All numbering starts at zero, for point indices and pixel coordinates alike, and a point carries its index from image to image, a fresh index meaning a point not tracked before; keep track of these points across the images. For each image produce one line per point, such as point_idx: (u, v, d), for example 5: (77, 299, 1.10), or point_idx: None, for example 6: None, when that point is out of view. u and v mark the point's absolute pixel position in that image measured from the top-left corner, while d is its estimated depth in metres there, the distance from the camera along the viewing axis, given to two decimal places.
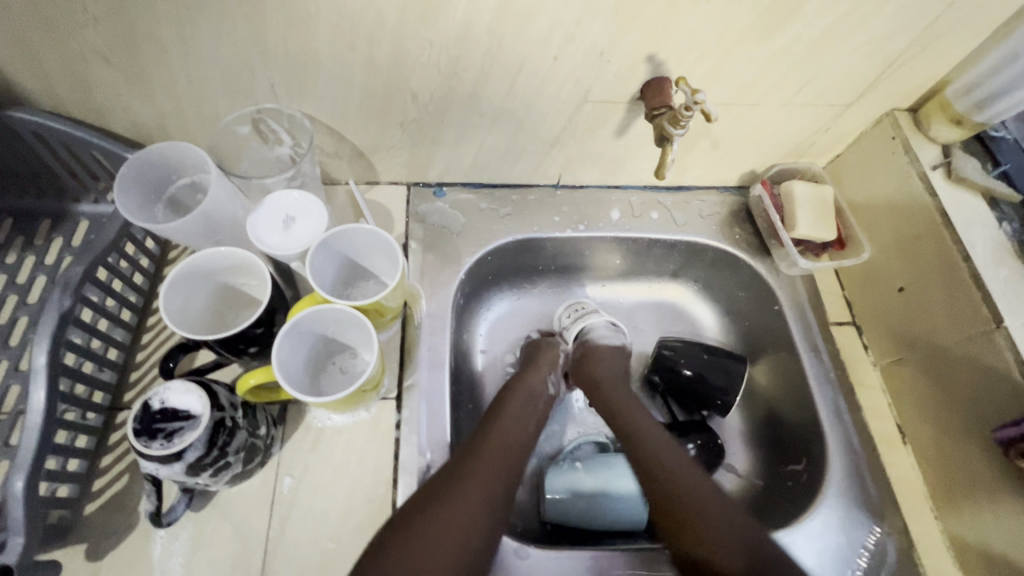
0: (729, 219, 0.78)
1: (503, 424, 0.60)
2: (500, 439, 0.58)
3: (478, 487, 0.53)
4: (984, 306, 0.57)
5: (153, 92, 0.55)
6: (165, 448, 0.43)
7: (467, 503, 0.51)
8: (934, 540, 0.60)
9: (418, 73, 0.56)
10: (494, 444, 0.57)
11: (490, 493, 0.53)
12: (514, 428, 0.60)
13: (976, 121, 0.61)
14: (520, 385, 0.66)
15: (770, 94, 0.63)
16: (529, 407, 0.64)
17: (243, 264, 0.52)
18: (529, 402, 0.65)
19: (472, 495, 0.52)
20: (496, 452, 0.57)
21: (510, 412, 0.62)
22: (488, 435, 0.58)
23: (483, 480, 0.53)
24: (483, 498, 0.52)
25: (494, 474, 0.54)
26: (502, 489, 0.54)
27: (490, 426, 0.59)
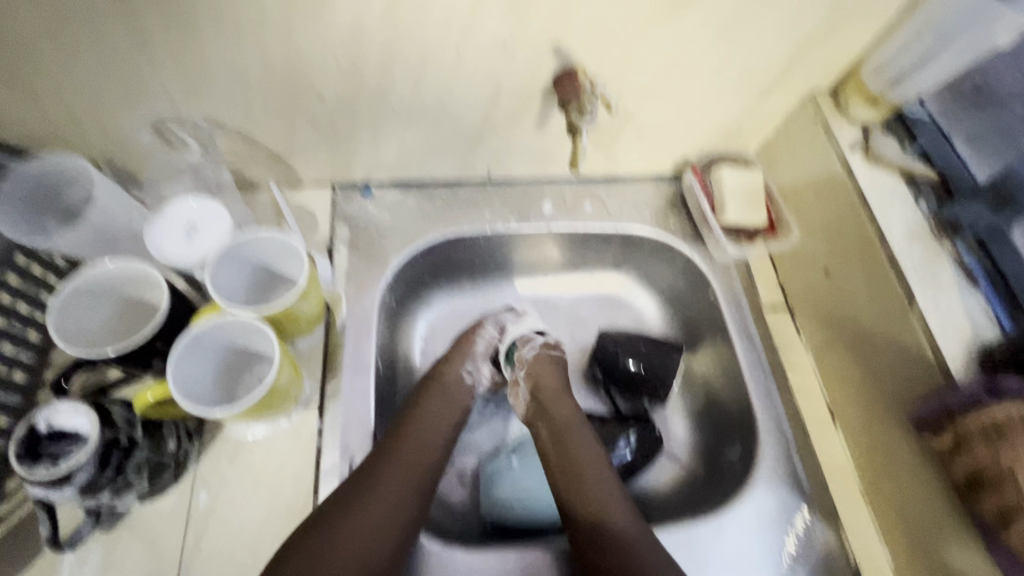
0: (664, 207, 0.77)
1: (413, 429, 0.60)
2: (407, 449, 0.57)
3: (378, 508, 0.52)
4: (899, 284, 0.56)
5: (43, 102, 0.53)
6: (49, 473, 0.41)
7: (363, 527, 0.51)
8: (861, 520, 0.60)
9: (317, 71, 0.54)
10: (398, 458, 0.56)
11: (395, 505, 0.53)
12: (425, 437, 0.60)
13: (890, 99, 0.62)
14: (437, 386, 0.65)
15: (687, 79, 0.62)
16: (449, 403, 0.64)
17: (136, 274, 0.51)
18: (446, 401, 0.64)
19: (368, 518, 0.51)
20: (401, 466, 0.56)
21: (421, 419, 0.61)
22: (394, 448, 0.57)
23: (384, 496, 0.53)
24: (388, 515, 0.52)
25: (398, 490, 0.54)
26: (410, 500, 0.54)
27: (399, 437, 0.58)
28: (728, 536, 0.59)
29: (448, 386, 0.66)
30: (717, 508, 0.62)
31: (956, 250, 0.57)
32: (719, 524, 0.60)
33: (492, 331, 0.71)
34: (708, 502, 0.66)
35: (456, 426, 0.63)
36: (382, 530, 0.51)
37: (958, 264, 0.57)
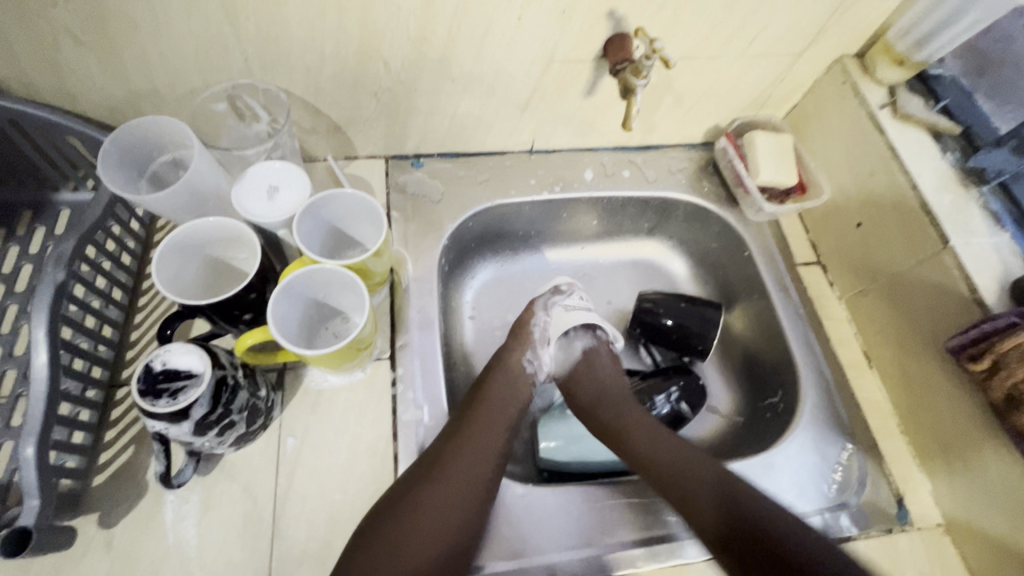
0: (697, 173, 0.81)
1: (481, 414, 0.59)
2: (473, 436, 0.57)
3: (446, 495, 0.53)
4: (932, 229, 0.61)
5: (129, 72, 0.56)
6: (171, 405, 0.44)
7: (433, 513, 0.52)
8: (899, 451, 0.65)
9: (389, 40, 0.58)
10: (464, 446, 0.56)
11: (471, 478, 0.55)
12: (496, 411, 0.61)
13: (916, 61, 0.66)
14: (500, 371, 0.65)
15: (727, 45, 0.66)
16: (512, 387, 0.64)
17: (235, 236, 0.54)
18: (512, 385, 0.64)
19: (438, 505, 0.52)
20: (467, 453, 0.56)
21: (486, 404, 0.61)
22: (459, 434, 0.57)
23: (461, 470, 0.55)
24: (460, 496, 0.53)
25: (467, 477, 0.55)
26: (478, 485, 0.55)
27: (464, 424, 0.58)
28: (779, 469, 0.62)
29: (510, 370, 0.65)
30: (765, 447, 0.66)
31: (982, 197, 0.62)
32: (769, 459, 0.63)
33: (545, 317, 0.69)
34: (754, 445, 0.70)
35: (520, 411, 0.63)
36: (452, 518, 0.52)
37: (985, 209, 0.62)
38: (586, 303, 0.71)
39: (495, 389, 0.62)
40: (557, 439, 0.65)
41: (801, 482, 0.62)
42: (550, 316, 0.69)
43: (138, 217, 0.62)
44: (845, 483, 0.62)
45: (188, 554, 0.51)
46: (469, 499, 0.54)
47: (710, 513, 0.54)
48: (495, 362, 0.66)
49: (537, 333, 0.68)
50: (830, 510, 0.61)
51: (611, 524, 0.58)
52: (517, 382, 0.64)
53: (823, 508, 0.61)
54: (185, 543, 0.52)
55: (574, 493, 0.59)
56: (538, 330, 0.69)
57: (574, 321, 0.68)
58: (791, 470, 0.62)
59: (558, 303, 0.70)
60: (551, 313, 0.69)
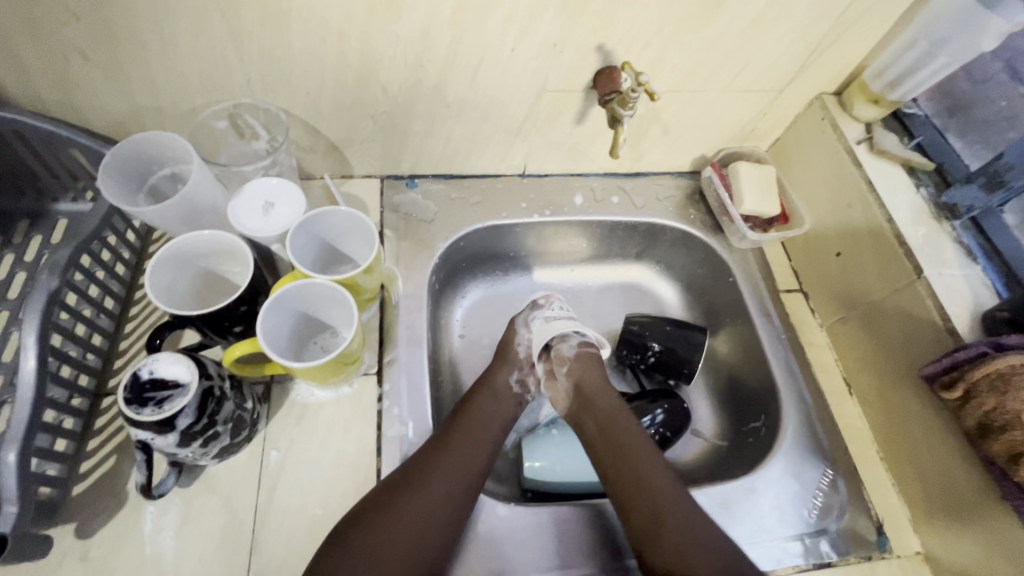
0: (684, 201, 0.84)
1: (465, 428, 0.60)
2: (455, 450, 0.57)
3: (423, 511, 0.53)
4: (907, 260, 0.63)
5: (133, 89, 0.58)
6: (156, 414, 0.44)
7: (407, 527, 0.52)
8: (878, 477, 0.66)
9: (387, 66, 0.60)
10: (445, 460, 0.56)
11: (451, 491, 0.55)
12: (480, 427, 0.61)
13: (891, 99, 0.69)
14: (488, 387, 0.65)
15: (711, 80, 0.69)
16: (499, 406, 0.64)
17: (230, 250, 0.55)
18: (498, 403, 0.64)
19: (413, 520, 0.52)
20: (447, 468, 0.56)
21: (472, 419, 0.61)
22: (441, 448, 0.57)
23: (441, 483, 0.55)
24: (439, 507, 0.53)
25: (446, 492, 0.54)
26: (455, 498, 0.55)
27: (447, 438, 0.58)
28: (760, 493, 0.63)
29: (499, 392, 0.66)
30: (747, 471, 0.67)
31: (954, 230, 0.65)
32: (751, 484, 0.63)
33: (527, 333, 0.71)
34: (736, 469, 0.70)
35: (503, 428, 0.63)
36: (428, 534, 0.52)
37: (957, 242, 0.64)
38: (566, 311, 0.72)
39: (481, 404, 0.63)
40: (542, 458, 0.65)
41: (781, 507, 0.62)
42: (530, 331, 0.70)
43: (135, 228, 0.64)
44: (825, 509, 0.62)
45: (164, 566, 0.51)
46: (446, 516, 0.53)
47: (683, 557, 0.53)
48: (482, 383, 0.66)
49: (523, 350, 0.70)
50: (810, 536, 0.61)
51: (590, 543, 0.58)
52: (502, 397, 0.65)
53: (803, 534, 0.61)
54: (162, 555, 0.51)
55: (556, 511, 0.59)
56: (522, 349, 0.70)
57: (557, 330, 0.68)
58: (771, 494, 0.63)
59: (539, 317, 0.71)
60: (533, 329, 0.70)
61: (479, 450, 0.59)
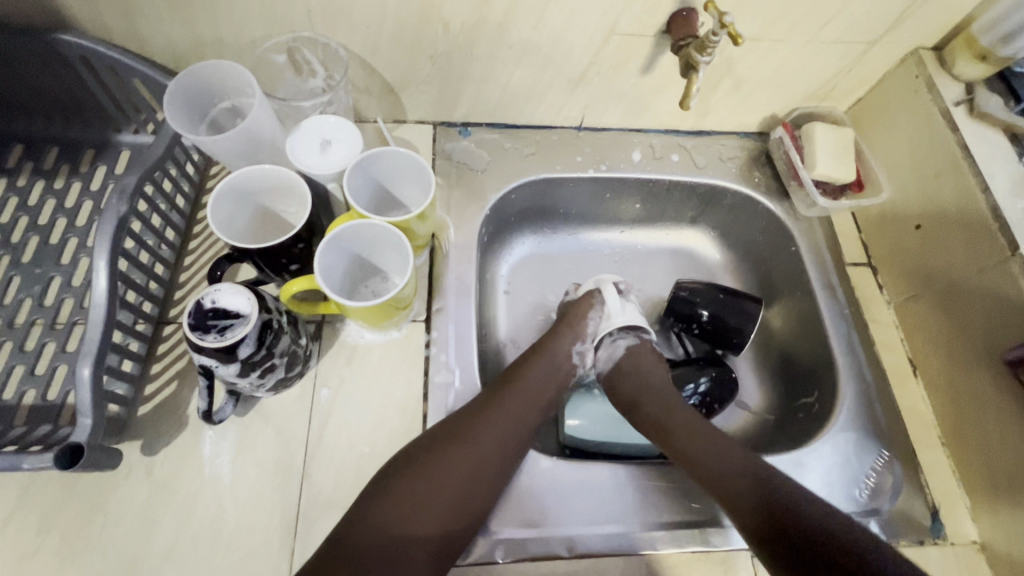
0: (749, 163, 0.79)
1: (518, 388, 0.59)
2: (507, 407, 0.57)
3: (466, 467, 0.53)
4: (1000, 236, 0.58)
5: (193, 19, 0.57)
6: (219, 341, 0.45)
7: (454, 476, 0.52)
8: (936, 463, 0.63)
9: (450, 1, 0.57)
10: (496, 417, 0.56)
11: (499, 447, 0.55)
12: (535, 390, 0.60)
13: (1000, 56, 0.62)
14: (546, 351, 0.64)
15: (796, 29, 0.63)
16: (554, 371, 0.63)
17: (287, 187, 0.55)
18: (554, 364, 0.64)
19: (459, 470, 0.52)
20: (497, 424, 0.56)
21: (526, 377, 0.61)
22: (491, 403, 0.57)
23: (489, 437, 0.55)
24: (485, 461, 0.54)
25: (491, 452, 0.54)
26: (502, 452, 0.55)
27: (499, 395, 0.58)
28: (810, 468, 0.61)
29: (556, 355, 0.64)
30: (796, 446, 0.65)
31: None
32: (801, 458, 0.61)
33: (598, 312, 0.69)
34: (784, 444, 0.68)
35: (557, 395, 0.62)
36: (474, 486, 0.53)
37: None
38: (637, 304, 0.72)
39: (540, 366, 0.62)
40: (580, 418, 0.64)
41: (831, 484, 0.60)
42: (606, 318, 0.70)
43: (194, 162, 0.64)
44: (878, 490, 0.60)
45: (221, 487, 0.53)
46: (492, 469, 0.54)
47: (748, 509, 0.52)
48: (538, 347, 0.65)
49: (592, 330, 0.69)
50: (859, 515, 0.59)
51: (632, 506, 0.57)
52: (559, 364, 0.64)
53: (851, 513, 0.59)
54: (220, 478, 0.54)
55: (603, 472, 0.59)
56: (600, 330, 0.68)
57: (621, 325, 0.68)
58: (821, 470, 0.61)
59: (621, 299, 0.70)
60: (604, 310, 0.69)
61: (530, 408, 0.58)
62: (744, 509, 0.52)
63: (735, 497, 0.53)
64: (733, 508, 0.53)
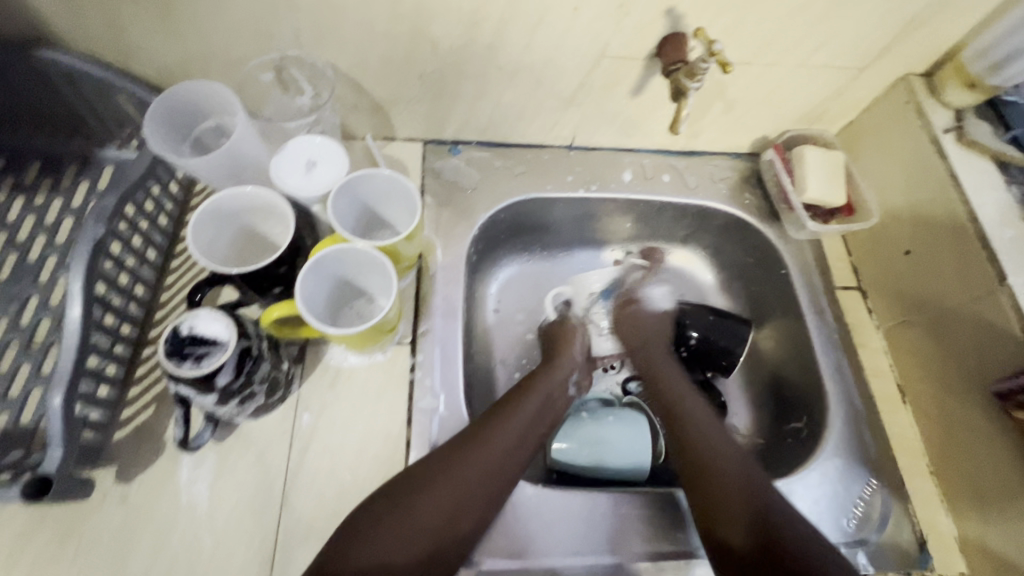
0: (740, 184, 0.78)
1: (512, 419, 0.58)
2: (499, 438, 0.56)
3: (454, 496, 0.51)
4: (989, 266, 0.58)
5: (178, 36, 0.56)
6: (195, 369, 0.44)
7: (438, 509, 0.50)
8: (924, 491, 0.63)
9: (439, 22, 0.57)
10: (486, 447, 0.55)
11: (487, 480, 0.53)
12: (529, 421, 0.59)
13: (989, 84, 0.62)
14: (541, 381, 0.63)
15: (787, 53, 0.63)
16: (549, 402, 0.63)
17: (271, 209, 0.54)
18: (548, 394, 0.63)
19: (447, 499, 0.51)
20: (485, 457, 0.54)
21: (522, 407, 0.60)
22: (480, 434, 0.55)
23: (478, 468, 0.53)
24: (472, 492, 0.52)
25: (479, 483, 0.53)
26: (490, 485, 0.53)
27: (489, 425, 0.57)
28: (798, 497, 0.60)
29: (552, 384, 0.64)
30: (784, 473, 0.64)
31: None
32: (789, 486, 0.61)
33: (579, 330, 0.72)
34: (773, 469, 0.68)
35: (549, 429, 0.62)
36: (456, 520, 0.51)
37: None
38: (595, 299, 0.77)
39: (535, 396, 0.62)
40: (569, 441, 0.62)
41: (819, 514, 0.60)
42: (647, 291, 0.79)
43: (178, 180, 0.63)
44: (866, 520, 0.60)
45: (198, 515, 0.52)
46: (478, 502, 0.52)
47: (738, 525, 0.52)
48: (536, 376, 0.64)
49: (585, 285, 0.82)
50: (847, 546, 0.58)
51: (620, 538, 0.56)
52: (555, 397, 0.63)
53: (839, 543, 0.58)
54: (196, 505, 0.52)
55: (590, 500, 0.58)
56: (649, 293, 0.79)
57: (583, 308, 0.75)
58: (809, 499, 0.60)
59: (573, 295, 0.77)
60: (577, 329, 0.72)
61: (520, 442, 0.57)
62: (732, 526, 0.52)
63: (729, 511, 0.53)
64: (722, 522, 0.52)
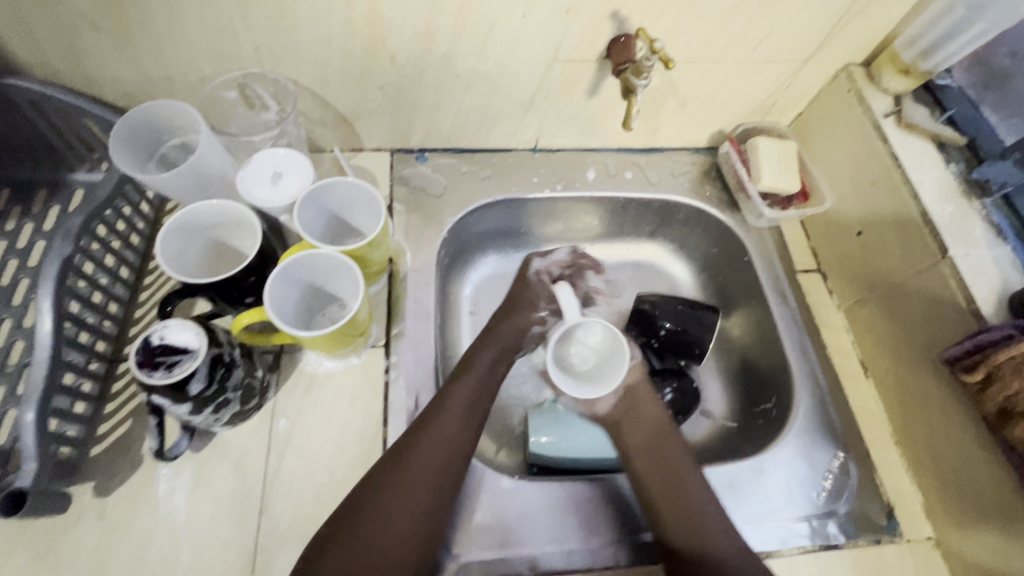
0: (700, 177, 0.81)
1: (448, 409, 0.57)
2: (439, 431, 0.55)
3: (406, 501, 0.51)
4: (931, 240, 0.61)
5: (142, 59, 0.58)
6: (167, 378, 0.45)
7: (395, 516, 0.50)
8: (890, 461, 0.65)
9: (394, 35, 0.59)
10: (427, 442, 0.54)
11: (434, 475, 0.53)
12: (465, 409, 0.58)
13: (923, 70, 0.67)
14: (475, 367, 0.63)
15: (731, 49, 0.66)
16: (485, 383, 0.62)
17: (237, 220, 0.55)
18: (484, 378, 0.62)
19: (402, 504, 0.51)
20: (429, 453, 0.54)
21: (461, 390, 0.59)
22: (423, 429, 0.55)
23: (423, 466, 0.53)
24: (421, 492, 0.52)
25: (426, 480, 0.52)
26: (439, 479, 0.53)
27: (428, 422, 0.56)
28: (769, 474, 0.62)
29: (486, 366, 0.63)
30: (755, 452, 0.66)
31: (985, 209, 0.62)
32: (759, 464, 0.62)
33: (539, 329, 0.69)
34: (745, 451, 0.69)
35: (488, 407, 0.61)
36: (414, 523, 0.50)
37: (987, 222, 0.62)
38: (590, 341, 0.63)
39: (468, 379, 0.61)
40: (548, 434, 0.63)
41: (789, 489, 0.61)
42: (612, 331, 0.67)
43: (149, 199, 0.65)
44: (834, 492, 0.62)
45: (177, 525, 0.53)
46: (431, 498, 0.52)
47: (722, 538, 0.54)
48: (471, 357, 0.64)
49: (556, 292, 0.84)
50: (817, 518, 0.60)
51: (595, 522, 0.58)
52: (491, 375, 0.63)
53: (810, 516, 0.60)
54: (176, 515, 0.53)
55: (566, 487, 0.59)
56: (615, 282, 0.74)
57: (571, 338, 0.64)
58: (780, 476, 0.62)
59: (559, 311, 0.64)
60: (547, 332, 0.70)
61: (465, 425, 0.57)
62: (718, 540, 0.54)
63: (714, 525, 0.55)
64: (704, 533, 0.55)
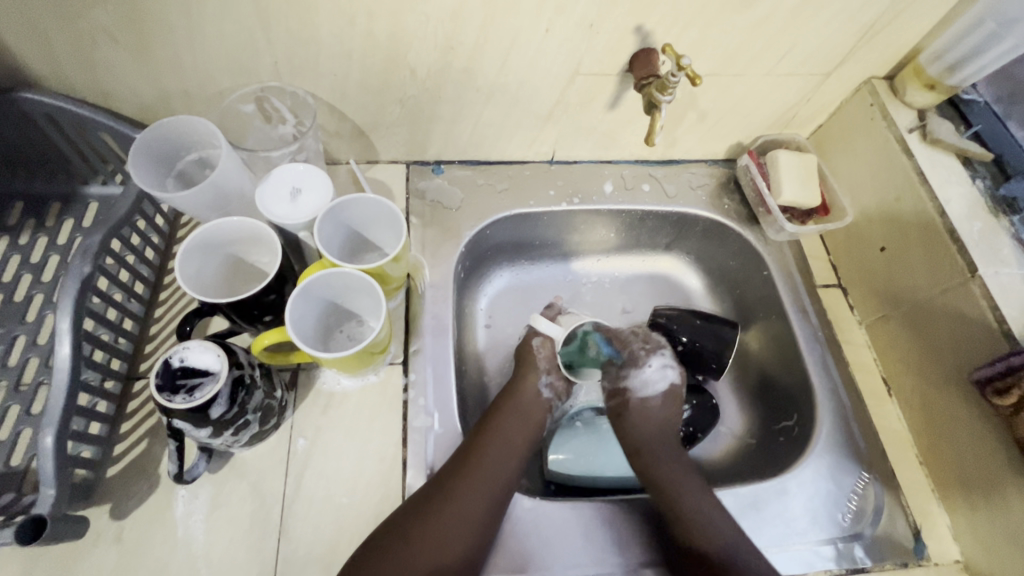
0: (718, 190, 0.80)
1: (484, 451, 0.57)
2: (473, 474, 0.55)
3: (435, 545, 0.51)
4: (960, 257, 0.60)
5: (160, 73, 0.57)
6: (188, 402, 0.44)
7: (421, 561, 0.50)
8: (914, 481, 0.64)
9: (415, 48, 0.58)
10: (463, 486, 0.54)
11: (467, 521, 0.52)
12: (502, 451, 0.57)
13: (948, 85, 0.65)
14: (510, 404, 0.62)
15: (754, 63, 0.65)
16: (522, 424, 0.61)
17: (258, 236, 0.54)
18: (522, 418, 0.61)
19: (428, 548, 0.51)
20: (462, 497, 0.53)
21: (489, 448, 0.57)
22: (457, 470, 0.55)
23: (453, 512, 0.53)
24: (451, 537, 0.52)
25: (455, 526, 0.52)
26: (472, 526, 0.52)
27: (464, 463, 0.55)
28: (792, 495, 0.61)
29: (522, 400, 0.63)
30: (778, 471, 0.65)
31: (1013, 226, 0.61)
32: (783, 484, 0.61)
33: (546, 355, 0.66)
34: (767, 469, 0.68)
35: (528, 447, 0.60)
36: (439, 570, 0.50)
37: (1015, 239, 0.61)
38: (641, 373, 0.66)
39: (506, 418, 0.61)
40: (564, 452, 0.64)
41: (813, 510, 0.60)
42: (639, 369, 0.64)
43: (164, 213, 0.64)
44: (859, 513, 0.61)
45: (195, 548, 0.52)
46: (461, 543, 0.52)
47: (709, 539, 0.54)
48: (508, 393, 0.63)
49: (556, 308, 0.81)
50: (843, 540, 0.59)
51: (617, 545, 0.57)
52: (527, 412, 0.62)
53: (835, 538, 0.59)
54: (193, 538, 0.52)
55: (587, 509, 0.58)
56: (645, 369, 0.64)
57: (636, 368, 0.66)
58: (804, 496, 0.61)
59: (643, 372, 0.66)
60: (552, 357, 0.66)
61: (501, 470, 0.56)
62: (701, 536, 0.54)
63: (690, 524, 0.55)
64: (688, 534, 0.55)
